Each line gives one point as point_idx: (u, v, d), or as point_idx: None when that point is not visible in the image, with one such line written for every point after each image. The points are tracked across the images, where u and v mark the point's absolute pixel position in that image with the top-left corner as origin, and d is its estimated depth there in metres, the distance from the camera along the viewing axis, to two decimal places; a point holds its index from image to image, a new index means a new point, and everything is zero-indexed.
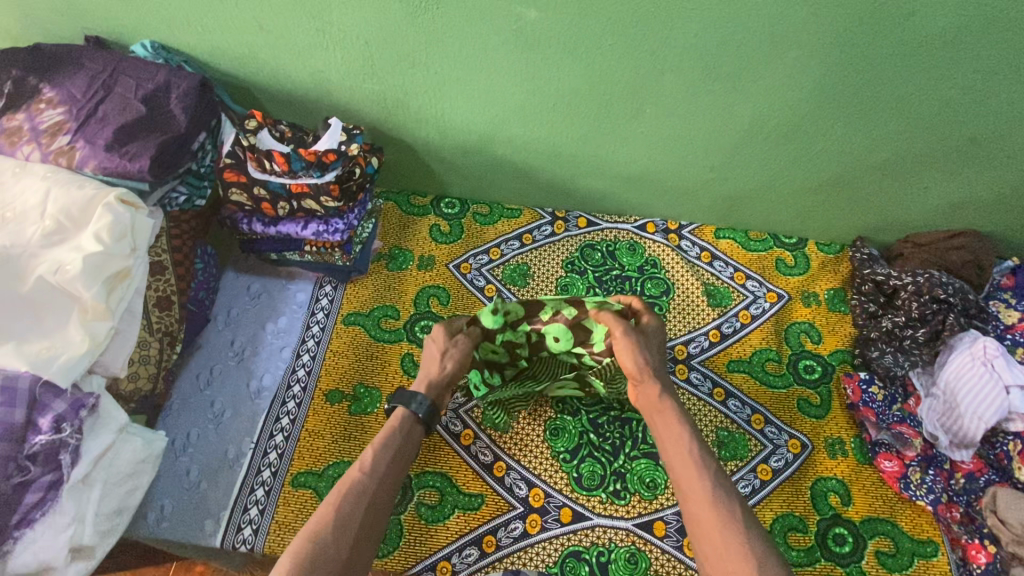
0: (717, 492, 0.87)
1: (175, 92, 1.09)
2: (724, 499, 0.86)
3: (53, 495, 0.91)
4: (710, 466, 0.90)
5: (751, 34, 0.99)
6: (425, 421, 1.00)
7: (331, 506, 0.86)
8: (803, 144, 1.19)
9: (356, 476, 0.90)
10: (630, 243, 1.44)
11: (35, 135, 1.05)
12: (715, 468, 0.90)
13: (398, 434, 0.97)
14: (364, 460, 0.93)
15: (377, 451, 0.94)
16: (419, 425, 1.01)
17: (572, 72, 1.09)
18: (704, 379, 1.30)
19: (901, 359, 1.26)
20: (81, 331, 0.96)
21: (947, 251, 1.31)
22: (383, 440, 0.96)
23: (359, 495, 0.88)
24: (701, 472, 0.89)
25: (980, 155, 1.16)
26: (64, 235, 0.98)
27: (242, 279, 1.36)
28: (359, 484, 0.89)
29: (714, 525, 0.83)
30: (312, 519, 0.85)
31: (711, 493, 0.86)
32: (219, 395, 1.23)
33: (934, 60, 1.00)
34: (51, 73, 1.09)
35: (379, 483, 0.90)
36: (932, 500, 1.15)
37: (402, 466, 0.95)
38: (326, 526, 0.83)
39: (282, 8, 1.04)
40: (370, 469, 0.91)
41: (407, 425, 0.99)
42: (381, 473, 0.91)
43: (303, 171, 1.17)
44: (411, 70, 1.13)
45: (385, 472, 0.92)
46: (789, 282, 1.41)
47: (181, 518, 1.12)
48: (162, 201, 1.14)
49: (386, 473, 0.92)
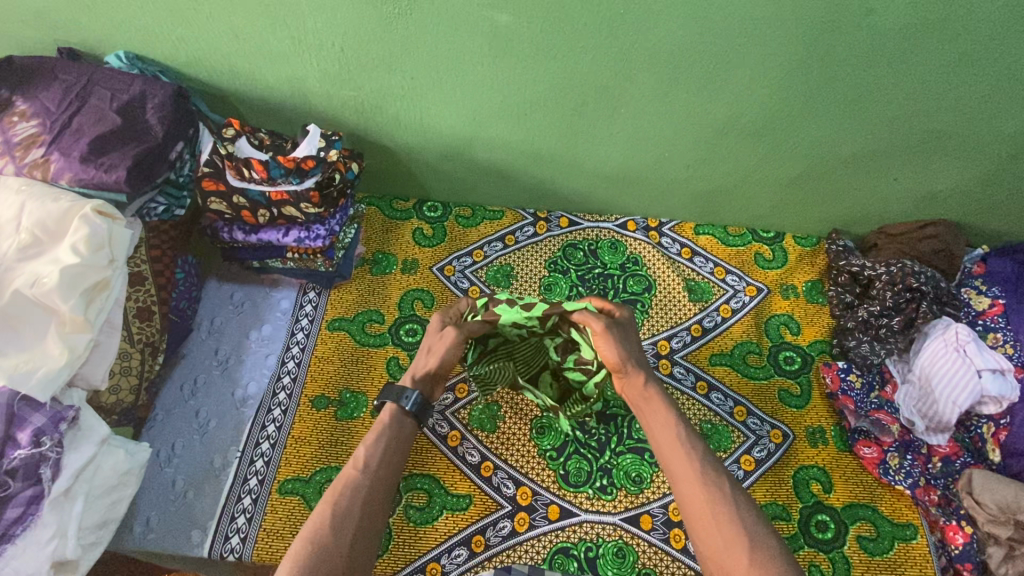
0: (707, 472, 0.88)
1: (151, 102, 1.09)
2: (714, 479, 0.87)
3: (33, 510, 0.90)
4: (699, 448, 0.91)
5: (719, 34, 1.01)
6: (415, 414, 1.00)
7: (329, 506, 0.86)
8: (775, 140, 1.22)
9: (351, 474, 0.90)
10: (611, 241, 1.45)
11: (9, 148, 1.05)
12: (704, 449, 0.91)
13: (389, 430, 0.97)
14: (357, 458, 0.92)
15: (369, 447, 0.93)
16: (409, 417, 1.00)
17: (546, 74, 1.11)
18: (687, 373, 1.32)
19: (877, 347, 1.29)
20: (59, 344, 0.95)
21: (918, 241, 1.34)
22: (375, 436, 0.96)
23: (354, 493, 0.87)
24: (689, 454, 0.90)
25: (946, 147, 1.19)
26: (40, 248, 0.98)
27: (225, 288, 1.35)
28: (353, 482, 0.88)
29: (703, 506, 0.84)
30: (311, 522, 0.84)
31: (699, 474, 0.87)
32: (204, 405, 1.23)
33: (896, 56, 1.02)
34: (24, 86, 1.08)
35: (373, 478, 0.90)
36: (910, 484, 1.19)
37: (396, 460, 0.95)
38: (325, 527, 0.83)
39: (256, 16, 1.04)
40: (364, 466, 0.91)
41: (396, 418, 0.98)
42: (375, 469, 0.91)
43: (282, 178, 1.17)
44: (387, 76, 1.14)
45: (379, 466, 0.92)
46: (767, 275, 1.43)
47: (168, 530, 1.11)
48: (141, 211, 1.14)
49: (379, 468, 0.91)
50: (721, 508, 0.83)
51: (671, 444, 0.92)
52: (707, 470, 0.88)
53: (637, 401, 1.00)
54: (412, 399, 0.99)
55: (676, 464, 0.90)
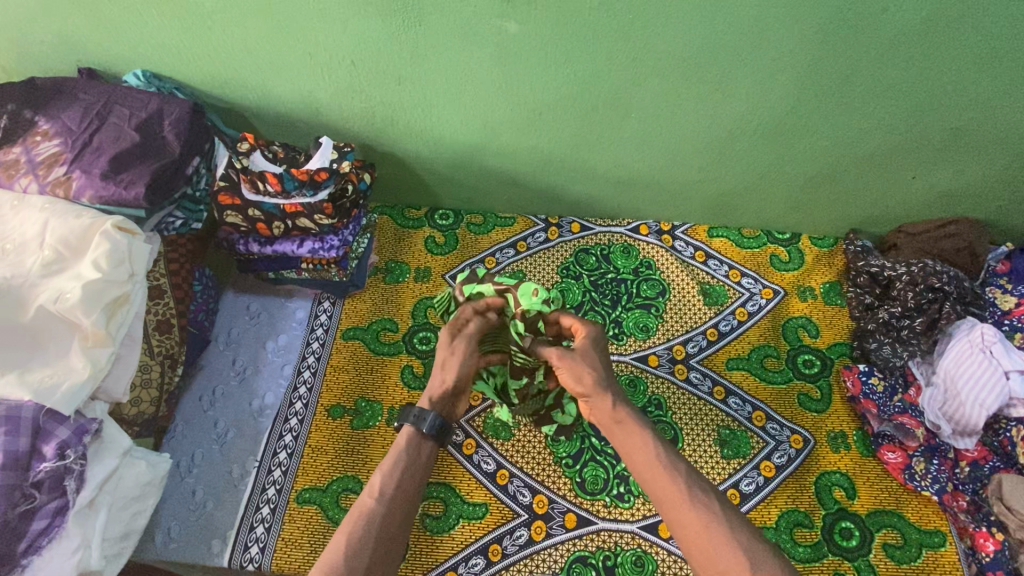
0: (694, 489, 0.82)
1: (168, 119, 1.12)
2: (702, 497, 0.81)
3: (59, 521, 0.93)
4: (681, 466, 0.85)
5: (729, 37, 1.01)
6: (437, 437, 0.94)
7: (343, 537, 0.81)
8: (789, 141, 1.20)
9: (368, 504, 0.85)
10: (623, 246, 1.44)
11: (32, 167, 1.07)
12: (684, 463, 0.86)
13: (407, 454, 0.91)
14: (375, 485, 0.87)
15: (385, 475, 0.88)
16: (430, 441, 0.94)
17: (557, 81, 1.11)
18: (704, 378, 1.30)
19: (899, 350, 1.26)
20: (82, 358, 0.97)
21: (938, 240, 1.32)
22: (391, 460, 0.90)
23: (370, 523, 0.82)
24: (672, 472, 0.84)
25: (966, 143, 1.17)
26: (63, 264, 1.01)
27: (242, 300, 1.37)
28: (370, 513, 0.83)
29: (696, 528, 0.78)
30: (325, 554, 0.79)
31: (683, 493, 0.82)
32: (223, 415, 1.25)
33: (912, 53, 1.01)
34: (47, 106, 1.11)
35: (391, 507, 0.85)
36: (937, 490, 1.15)
37: (415, 483, 0.89)
38: (338, 562, 0.78)
39: (270, 33, 1.06)
40: (381, 495, 0.86)
41: (416, 443, 0.92)
42: (393, 499, 0.86)
43: (296, 191, 1.18)
44: (398, 87, 1.15)
45: (399, 494, 0.87)
46: (784, 277, 1.41)
47: (189, 540, 1.12)
48: (159, 226, 1.15)
49: (398, 498, 0.86)
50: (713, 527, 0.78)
51: (650, 465, 0.86)
52: (692, 490, 0.82)
53: (609, 425, 0.92)
54: (431, 424, 0.93)
55: (658, 484, 0.84)
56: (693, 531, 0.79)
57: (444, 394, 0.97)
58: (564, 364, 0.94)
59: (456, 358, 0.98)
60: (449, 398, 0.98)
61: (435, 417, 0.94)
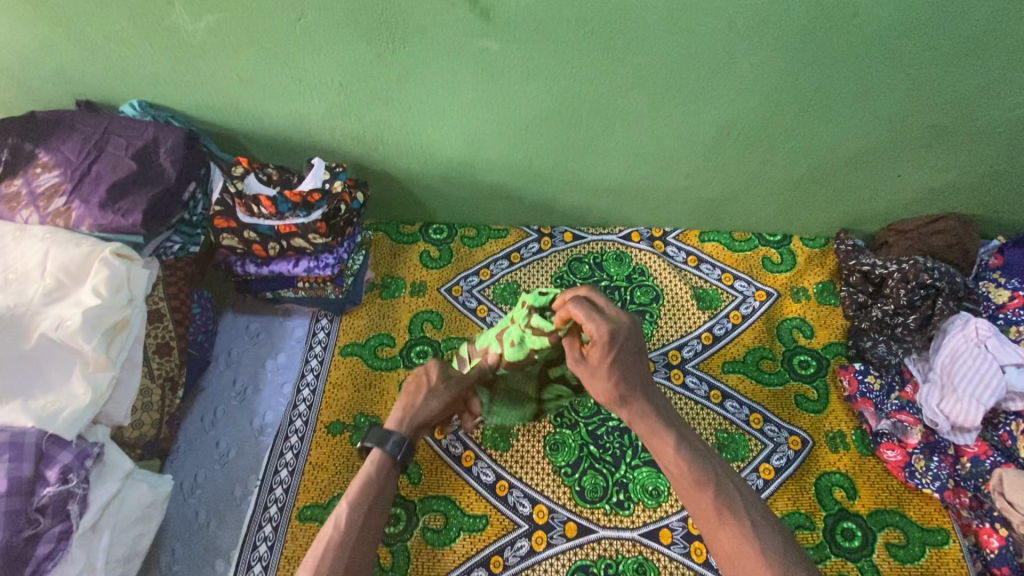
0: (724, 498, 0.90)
1: (163, 147, 1.15)
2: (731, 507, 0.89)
3: (63, 546, 0.94)
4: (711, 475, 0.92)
5: (706, 46, 1.03)
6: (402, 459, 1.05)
7: (310, 565, 0.90)
8: (773, 144, 1.22)
9: (330, 533, 0.94)
10: (616, 253, 1.46)
11: (33, 199, 1.10)
12: (716, 475, 0.92)
13: (365, 484, 1.01)
14: (336, 516, 0.97)
15: (346, 505, 0.98)
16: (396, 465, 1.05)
17: (540, 95, 1.13)
18: (700, 382, 1.30)
19: (894, 347, 1.27)
20: (83, 383, 0.99)
21: (929, 236, 1.32)
22: (351, 491, 1.00)
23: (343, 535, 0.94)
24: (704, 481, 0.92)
25: (948, 140, 1.18)
26: (64, 291, 1.03)
27: (241, 320, 1.39)
28: (331, 540, 0.93)
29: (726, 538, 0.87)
30: None
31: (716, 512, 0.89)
32: (224, 435, 1.26)
33: (886, 54, 1.03)
34: (46, 139, 1.14)
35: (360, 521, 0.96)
36: (938, 488, 1.15)
37: (376, 508, 0.99)
38: None
39: (259, 59, 1.09)
40: (341, 524, 0.95)
41: (377, 470, 1.03)
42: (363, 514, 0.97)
43: (290, 212, 1.21)
44: (386, 107, 1.17)
45: (358, 520, 0.96)
46: (777, 279, 1.42)
47: (193, 561, 1.14)
48: (157, 251, 1.18)
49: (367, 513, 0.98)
50: (747, 546, 0.85)
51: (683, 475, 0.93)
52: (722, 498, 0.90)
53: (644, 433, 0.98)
54: (395, 443, 1.05)
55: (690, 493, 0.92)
56: (728, 545, 0.87)
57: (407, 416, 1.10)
58: (582, 376, 0.96)
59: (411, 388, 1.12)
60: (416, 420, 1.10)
61: (399, 438, 1.06)
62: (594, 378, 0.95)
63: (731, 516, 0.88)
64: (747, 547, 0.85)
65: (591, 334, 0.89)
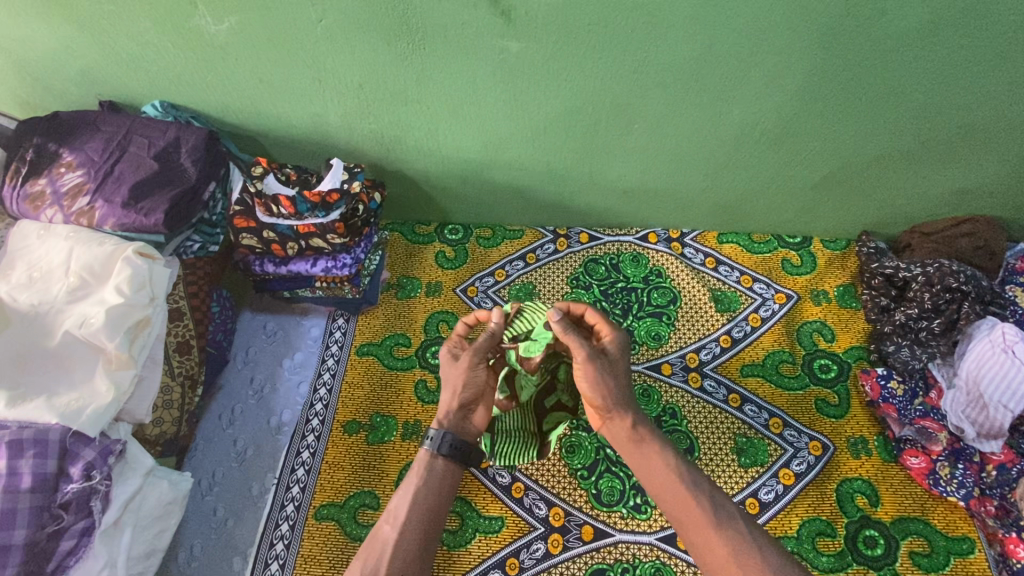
0: (716, 506, 0.86)
1: (185, 147, 1.15)
2: (725, 517, 0.85)
3: (86, 541, 0.96)
4: (701, 483, 0.89)
5: (729, 46, 1.01)
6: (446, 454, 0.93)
7: (359, 563, 0.85)
8: (795, 145, 1.20)
9: (383, 529, 0.89)
10: (633, 255, 1.45)
11: (57, 198, 1.11)
12: (706, 483, 0.89)
13: (418, 479, 0.92)
14: (389, 511, 0.91)
15: (400, 500, 0.91)
16: (441, 459, 0.93)
17: (559, 95, 1.13)
18: (718, 386, 1.29)
19: (918, 352, 1.25)
20: (106, 381, 1.00)
21: (954, 238, 1.30)
22: (405, 484, 0.93)
23: (384, 550, 0.86)
24: (693, 490, 0.88)
25: (977, 141, 1.15)
26: (87, 290, 1.05)
27: (258, 319, 1.40)
28: (383, 537, 0.87)
29: (724, 547, 0.82)
30: None
31: (710, 515, 0.85)
32: (241, 433, 1.27)
33: (915, 53, 1.01)
34: (70, 138, 1.15)
35: (402, 532, 0.87)
36: (964, 495, 1.13)
37: (429, 504, 0.90)
38: None
39: (279, 60, 1.09)
40: (394, 520, 0.89)
41: (427, 465, 0.93)
42: (407, 522, 0.88)
43: (309, 213, 1.21)
44: (405, 107, 1.17)
45: (411, 516, 0.89)
46: (796, 281, 1.40)
47: (211, 558, 1.15)
48: (178, 250, 1.19)
49: (411, 520, 0.88)
50: (741, 548, 0.82)
51: (672, 485, 0.89)
52: (713, 507, 0.86)
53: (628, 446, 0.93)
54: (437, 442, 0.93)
55: (681, 502, 0.87)
56: (720, 553, 0.82)
57: (452, 409, 0.96)
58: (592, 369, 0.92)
59: (454, 371, 0.97)
60: (461, 414, 0.97)
61: (444, 433, 0.94)
62: (605, 376, 0.92)
63: (725, 520, 0.85)
64: (742, 550, 0.81)
65: (605, 337, 0.96)
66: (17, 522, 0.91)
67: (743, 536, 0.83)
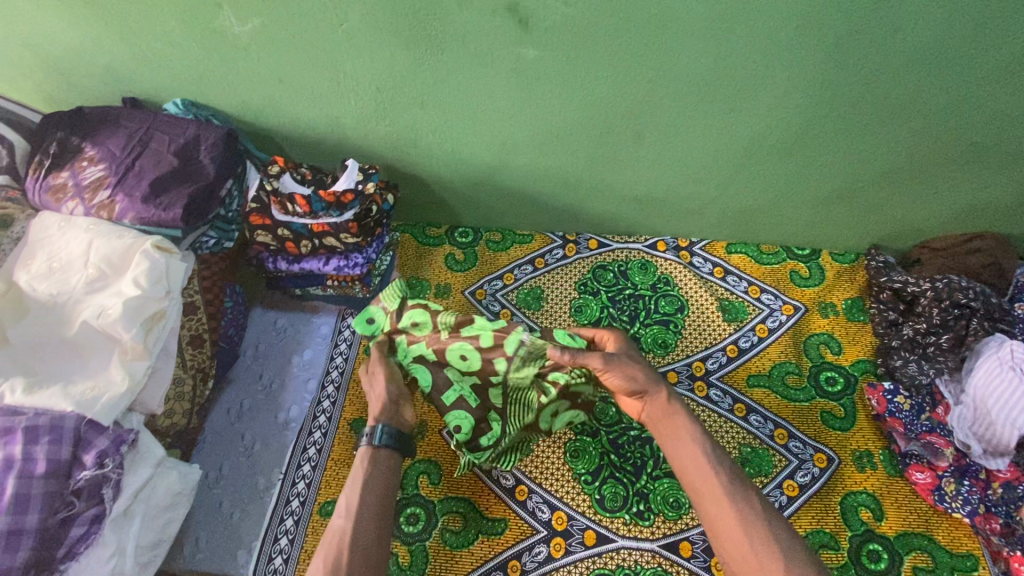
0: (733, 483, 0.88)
1: (204, 144, 1.17)
2: (741, 494, 0.87)
3: (96, 529, 0.97)
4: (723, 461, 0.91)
5: (741, 59, 1.03)
6: (394, 446, 1.00)
7: (319, 559, 0.86)
8: (805, 157, 1.21)
9: (337, 524, 0.90)
10: (641, 262, 1.46)
11: (79, 191, 1.14)
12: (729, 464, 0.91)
13: (365, 472, 0.97)
14: (342, 507, 0.93)
15: (350, 494, 0.94)
16: (386, 451, 1.00)
17: (574, 103, 1.14)
18: (724, 395, 1.29)
19: (925, 367, 1.25)
20: (121, 371, 1.02)
21: (964, 255, 1.30)
22: (353, 480, 0.96)
23: (343, 541, 0.88)
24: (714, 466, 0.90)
25: (988, 157, 1.16)
26: (105, 282, 1.07)
27: (269, 315, 1.42)
28: (341, 530, 0.89)
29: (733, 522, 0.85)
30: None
31: (727, 489, 0.88)
32: (249, 428, 1.28)
33: (927, 70, 1.02)
34: (91, 133, 1.18)
35: (359, 523, 0.90)
36: (969, 512, 1.12)
37: (379, 495, 0.95)
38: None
39: (299, 61, 1.11)
40: (348, 512, 0.92)
41: (373, 460, 0.98)
42: (361, 511, 0.91)
43: (324, 212, 1.23)
44: (421, 111, 1.19)
45: (364, 505, 0.92)
46: (804, 293, 1.41)
47: (215, 551, 1.16)
48: (194, 245, 1.22)
49: (364, 509, 0.92)
50: (752, 524, 0.83)
51: (694, 458, 0.92)
52: (732, 484, 0.88)
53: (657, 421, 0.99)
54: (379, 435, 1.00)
55: (698, 475, 0.91)
56: (729, 528, 0.84)
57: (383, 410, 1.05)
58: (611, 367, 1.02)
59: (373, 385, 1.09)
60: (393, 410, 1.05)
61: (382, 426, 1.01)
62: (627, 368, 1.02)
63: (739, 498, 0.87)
64: (752, 526, 0.83)
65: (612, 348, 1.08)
66: (30, 507, 0.92)
67: (754, 515, 0.84)
